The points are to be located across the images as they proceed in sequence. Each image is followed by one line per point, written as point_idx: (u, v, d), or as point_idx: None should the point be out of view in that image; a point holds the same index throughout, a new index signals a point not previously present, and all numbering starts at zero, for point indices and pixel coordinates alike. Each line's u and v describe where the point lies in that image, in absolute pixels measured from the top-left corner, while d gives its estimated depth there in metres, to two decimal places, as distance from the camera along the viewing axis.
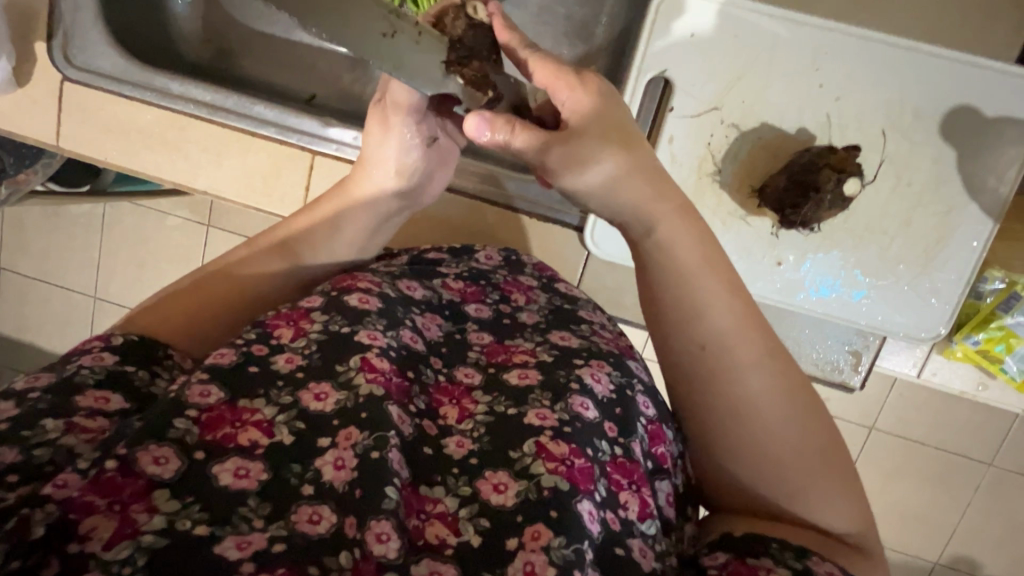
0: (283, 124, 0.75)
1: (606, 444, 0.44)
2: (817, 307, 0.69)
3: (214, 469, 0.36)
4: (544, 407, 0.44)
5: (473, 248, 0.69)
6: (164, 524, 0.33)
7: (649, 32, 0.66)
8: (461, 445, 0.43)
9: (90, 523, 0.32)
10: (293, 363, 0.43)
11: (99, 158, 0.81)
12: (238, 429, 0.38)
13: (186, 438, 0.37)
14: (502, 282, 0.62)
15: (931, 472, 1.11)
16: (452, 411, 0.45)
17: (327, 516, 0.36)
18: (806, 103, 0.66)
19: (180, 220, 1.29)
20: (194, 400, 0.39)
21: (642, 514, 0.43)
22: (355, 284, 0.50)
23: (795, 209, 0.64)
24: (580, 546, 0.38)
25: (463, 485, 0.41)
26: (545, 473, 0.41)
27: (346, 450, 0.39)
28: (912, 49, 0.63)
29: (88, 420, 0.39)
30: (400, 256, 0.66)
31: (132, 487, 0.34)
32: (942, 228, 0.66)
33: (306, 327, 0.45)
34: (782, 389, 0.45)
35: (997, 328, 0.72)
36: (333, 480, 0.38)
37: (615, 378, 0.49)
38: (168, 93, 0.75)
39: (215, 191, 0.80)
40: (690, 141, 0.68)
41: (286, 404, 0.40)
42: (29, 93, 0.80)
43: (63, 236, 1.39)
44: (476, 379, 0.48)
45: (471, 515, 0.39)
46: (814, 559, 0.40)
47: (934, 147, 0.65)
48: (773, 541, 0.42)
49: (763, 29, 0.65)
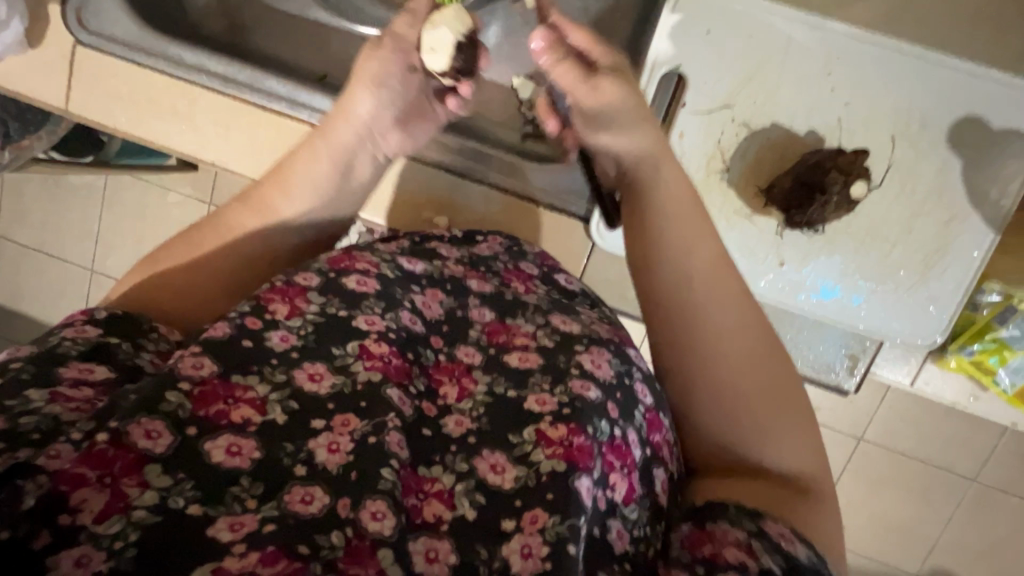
0: (295, 98, 0.76)
1: (606, 425, 0.44)
2: (817, 308, 0.70)
3: (206, 445, 0.36)
4: (544, 392, 0.45)
5: (476, 236, 0.68)
6: (155, 501, 0.33)
7: (664, 26, 0.67)
8: (460, 424, 0.43)
9: (81, 495, 0.32)
10: (287, 343, 0.42)
11: (106, 123, 0.80)
12: (231, 406, 0.38)
13: (178, 412, 0.36)
14: (502, 269, 0.62)
15: (915, 484, 1.12)
16: (452, 391, 0.46)
17: (319, 496, 0.36)
18: (817, 107, 0.66)
19: (181, 197, 1.29)
20: (186, 373, 0.38)
21: (627, 498, 0.44)
22: (353, 265, 0.50)
23: (800, 209, 0.65)
24: (576, 522, 0.38)
25: (460, 461, 0.41)
26: (544, 459, 0.41)
27: (343, 436, 0.39)
28: (926, 57, 0.63)
29: (72, 390, 0.38)
30: (403, 241, 0.63)
31: (122, 462, 0.34)
32: (942, 238, 0.66)
33: (302, 307, 0.45)
34: (753, 330, 0.49)
35: (991, 340, 0.75)
36: (327, 462, 0.38)
37: (615, 366, 0.49)
38: (181, 62, 0.76)
39: (222, 163, 0.80)
40: (700, 136, 0.68)
41: (280, 382, 0.40)
42: (40, 54, 0.79)
43: (63, 206, 1.39)
44: (476, 358, 0.48)
45: (466, 490, 0.40)
46: (767, 521, 0.41)
47: (938, 156, 0.65)
48: (732, 506, 0.43)
49: (779, 30, 0.65)
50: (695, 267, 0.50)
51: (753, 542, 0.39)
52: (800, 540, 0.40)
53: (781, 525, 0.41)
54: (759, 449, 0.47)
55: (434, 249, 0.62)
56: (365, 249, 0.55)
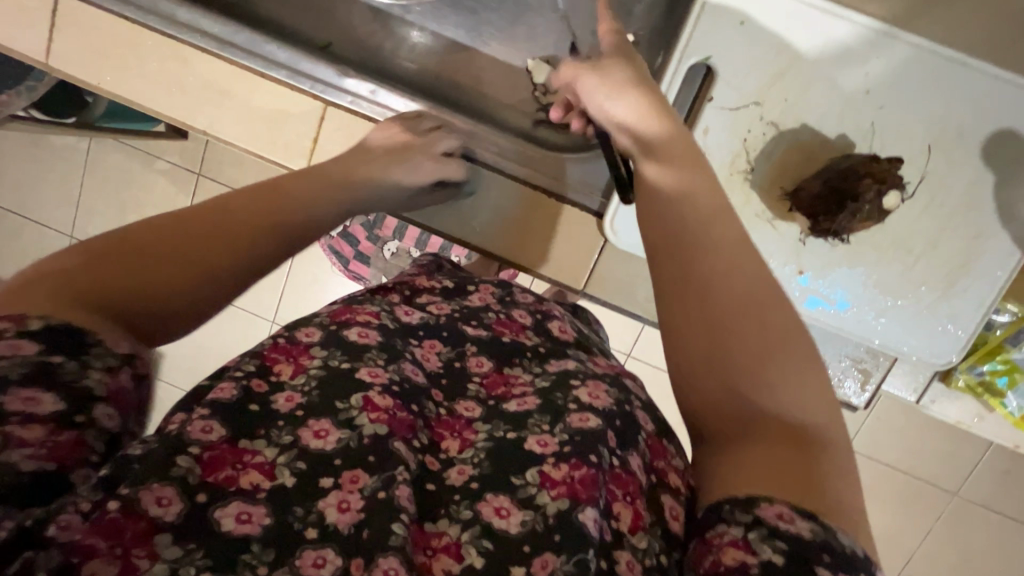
0: (295, 67, 0.72)
1: (608, 453, 0.40)
2: (831, 320, 0.67)
3: (214, 514, 0.32)
4: (546, 432, 0.41)
5: (467, 286, 0.61)
6: (166, 574, 0.30)
7: (696, 15, 0.63)
8: (462, 473, 0.39)
9: (90, 568, 0.30)
10: (293, 403, 0.37)
11: (91, 81, 0.75)
12: (238, 471, 0.34)
13: (187, 477, 0.33)
14: (494, 320, 0.54)
15: (899, 496, 1.12)
16: (453, 443, 0.41)
17: (333, 558, 0.32)
18: (850, 111, 0.63)
19: (168, 165, 1.24)
20: (195, 437, 0.34)
21: (635, 526, 0.38)
22: (354, 317, 0.45)
23: (828, 216, 0.62)
24: (583, 556, 0.35)
25: (464, 509, 0.37)
26: (549, 501, 0.37)
27: (353, 493, 0.34)
28: (965, 64, 0.60)
29: (24, 431, 0.30)
30: (394, 292, 0.57)
31: (133, 529, 0.31)
32: (967, 254, 0.64)
33: (307, 363, 0.40)
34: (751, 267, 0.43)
35: (1003, 361, 0.74)
36: (338, 522, 0.33)
37: (613, 394, 0.45)
38: (173, 20, 0.71)
39: (215, 131, 0.75)
40: (726, 136, 0.65)
41: (286, 444, 0.35)
42: (20, 0, 0.73)
43: (41, 168, 1.32)
44: (476, 411, 0.43)
45: (472, 539, 0.36)
46: (765, 504, 0.33)
47: (972, 169, 0.62)
48: (726, 501, 0.35)
49: (817, 27, 0.62)
50: (687, 211, 0.46)
51: (751, 537, 0.32)
52: (802, 515, 0.32)
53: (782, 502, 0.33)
54: (765, 397, 0.38)
55: (426, 302, 0.56)
56: (364, 299, 0.51)
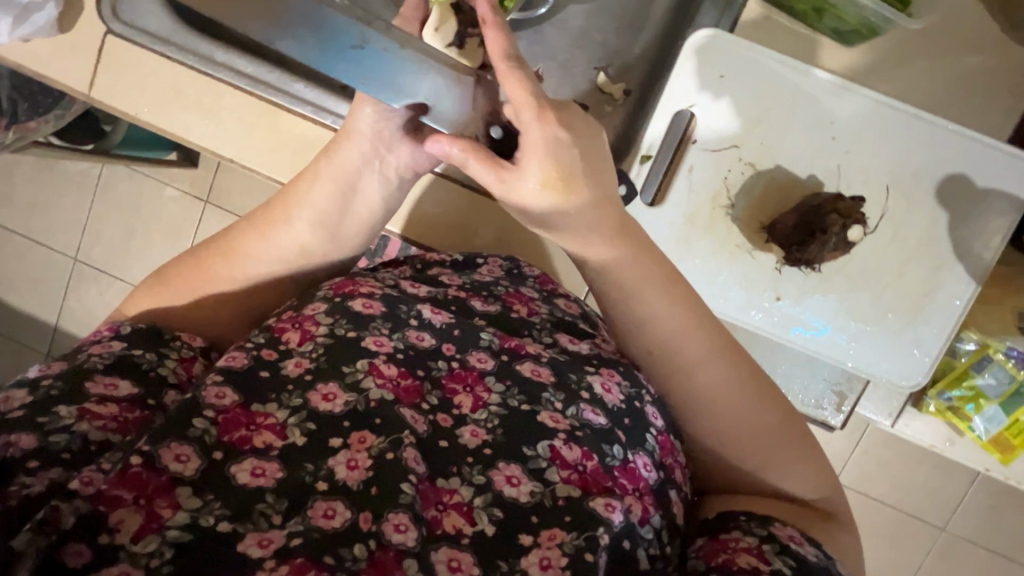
0: (321, 104, 0.78)
1: (617, 450, 0.48)
2: (809, 345, 0.73)
3: (232, 469, 0.40)
4: (557, 410, 0.48)
5: (477, 260, 0.71)
6: (187, 520, 0.38)
7: (682, 65, 0.71)
8: (475, 435, 0.46)
9: (118, 516, 0.37)
10: (301, 367, 0.46)
11: (128, 111, 0.81)
12: (253, 432, 0.42)
13: (204, 437, 0.41)
14: (503, 293, 0.63)
15: (888, 531, 1.17)
16: (466, 399, 0.48)
17: (341, 511, 0.40)
18: (818, 154, 0.70)
19: (178, 191, 1.32)
20: (211, 402, 0.42)
21: (643, 519, 0.46)
22: (356, 290, 0.54)
23: (800, 247, 0.69)
24: (592, 534, 0.43)
25: (478, 473, 0.44)
26: (560, 481, 0.45)
27: (360, 452, 0.43)
28: (918, 116, 0.68)
29: (98, 406, 0.43)
30: (407, 267, 0.68)
31: (155, 483, 0.38)
32: (929, 283, 0.70)
33: (313, 331, 0.49)
34: (731, 383, 0.53)
35: (969, 387, 0.80)
36: (346, 479, 0.41)
37: (625, 387, 0.52)
38: (211, 60, 0.78)
39: (241, 160, 0.81)
40: (707, 173, 0.72)
41: (296, 407, 0.44)
42: (68, 40, 0.80)
43: (54, 193, 1.38)
44: (489, 364, 0.51)
45: (485, 504, 0.43)
46: (778, 526, 0.49)
47: (928, 209, 0.70)
48: (742, 515, 0.51)
49: (788, 79, 0.70)
50: (658, 337, 0.53)
51: (764, 545, 0.47)
52: (809, 543, 0.48)
53: (791, 529, 0.49)
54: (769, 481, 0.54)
55: (438, 276, 0.64)
56: (371, 277, 0.59)
